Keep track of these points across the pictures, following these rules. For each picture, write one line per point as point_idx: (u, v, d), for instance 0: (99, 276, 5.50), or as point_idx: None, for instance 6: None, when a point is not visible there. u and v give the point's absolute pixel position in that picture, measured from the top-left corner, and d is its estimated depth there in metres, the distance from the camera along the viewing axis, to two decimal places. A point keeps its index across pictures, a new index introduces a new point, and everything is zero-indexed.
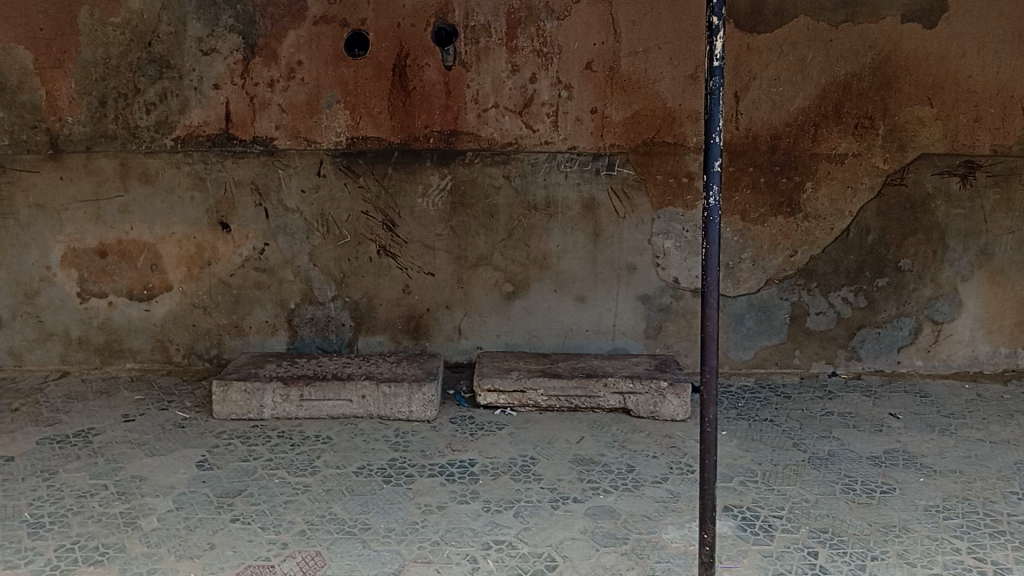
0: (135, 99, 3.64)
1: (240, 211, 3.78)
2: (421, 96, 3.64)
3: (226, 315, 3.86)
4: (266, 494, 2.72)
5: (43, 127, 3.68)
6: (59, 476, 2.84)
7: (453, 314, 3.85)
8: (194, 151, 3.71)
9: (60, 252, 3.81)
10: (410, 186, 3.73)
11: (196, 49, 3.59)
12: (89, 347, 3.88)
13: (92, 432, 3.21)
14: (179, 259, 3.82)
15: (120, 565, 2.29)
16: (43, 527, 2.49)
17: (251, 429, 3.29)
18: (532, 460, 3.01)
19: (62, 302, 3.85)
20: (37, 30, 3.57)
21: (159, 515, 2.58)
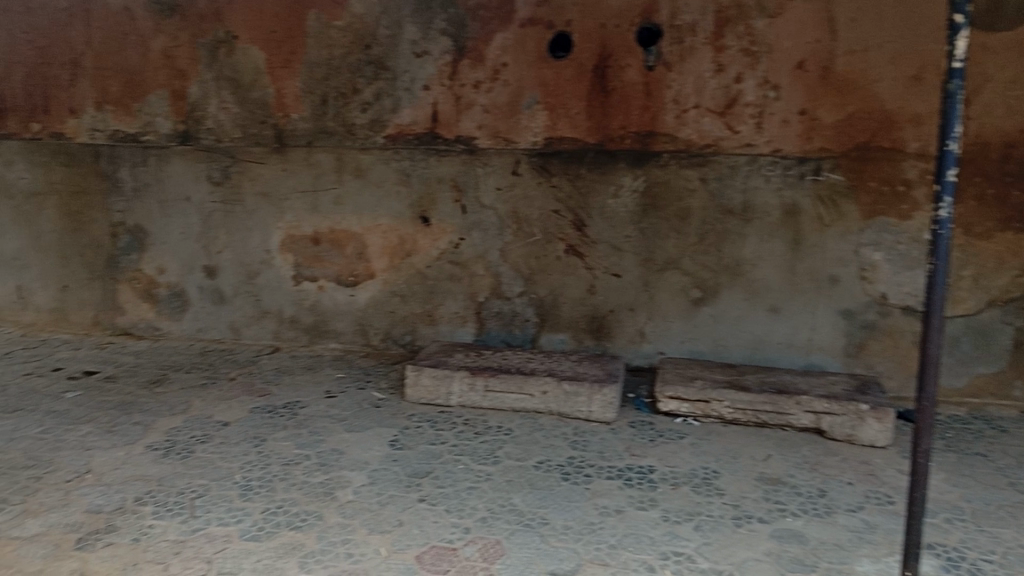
0: (353, 98, 3.92)
1: (439, 206, 3.95)
2: (621, 96, 3.62)
3: (420, 305, 4.06)
4: (451, 479, 2.83)
5: (271, 122, 4.04)
6: (267, 444, 3.11)
7: (637, 317, 3.81)
8: (402, 148, 3.94)
9: (280, 238, 4.17)
10: (603, 187, 3.74)
11: (410, 51, 3.80)
12: (298, 326, 4.23)
13: (298, 405, 3.50)
14: (382, 248, 4.06)
15: (318, 531, 2.47)
16: (253, 489, 2.74)
17: (439, 414, 3.43)
18: (715, 473, 2.91)
19: (278, 283, 4.21)
20: (270, 33, 3.92)
21: (354, 488, 2.76)
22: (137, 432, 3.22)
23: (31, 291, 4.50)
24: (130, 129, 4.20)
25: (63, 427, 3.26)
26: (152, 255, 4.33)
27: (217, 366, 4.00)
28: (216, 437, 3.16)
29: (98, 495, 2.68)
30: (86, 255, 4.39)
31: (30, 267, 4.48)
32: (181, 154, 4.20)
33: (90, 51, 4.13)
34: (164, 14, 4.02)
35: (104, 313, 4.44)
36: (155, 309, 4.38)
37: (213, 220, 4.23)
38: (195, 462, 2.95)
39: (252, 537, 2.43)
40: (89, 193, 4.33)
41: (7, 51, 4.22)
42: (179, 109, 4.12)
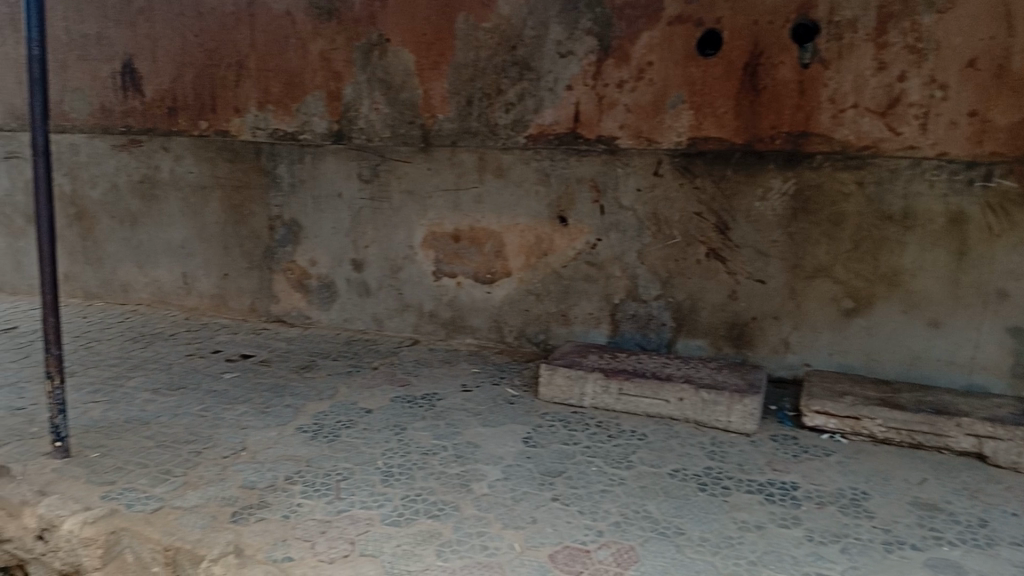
0: (497, 99, 3.98)
1: (578, 206, 3.95)
2: (772, 95, 3.49)
3: (555, 304, 4.07)
4: (584, 480, 2.82)
5: (419, 123, 4.18)
6: (407, 433, 3.22)
7: (781, 326, 3.66)
8: (543, 148, 3.96)
9: (423, 234, 4.30)
10: (749, 189, 3.61)
11: (555, 51, 3.81)
12: (437, 320, 4.35)
13: (436, 397, 3.60)
14: (520, 247, 4.10)
15: (454, 522, 2.52)
16: (394, 476, 2.84)
17: (572, 415, 3.43)
18: (863, 494, 2.75)
19: (419, 278, 4.35)
20: (421, 35, 4.05)
21: (489, 482, 2.80)
22: (288, 414, 3.41)
23: (196, 278, 4.86)
24: (288, 128, 4.45)
25: (221, 406, 3.50)
26: (304, 247, 4.57)
27: (361, 355, 4.18)
28: (360, 423, 3.30)
29: (252, 472, 2.86)
30: (245, 246, 4.70)
31: (195, 256, 4.84)
32: (334, 152, 4.40)
33: (254, 54, 4.40)
34: (323, 18, 4.22)
35: (259, 301, 4.74)
36: (305, 298, 4.63)
37: (361, 216, 4.41)
38: (340, 445, 3.09)
39: (392, 522, 2.51)
40: (250, 187, 4.62)
41: (182, 53, 4.57)
42: (334, 109, 4.32)
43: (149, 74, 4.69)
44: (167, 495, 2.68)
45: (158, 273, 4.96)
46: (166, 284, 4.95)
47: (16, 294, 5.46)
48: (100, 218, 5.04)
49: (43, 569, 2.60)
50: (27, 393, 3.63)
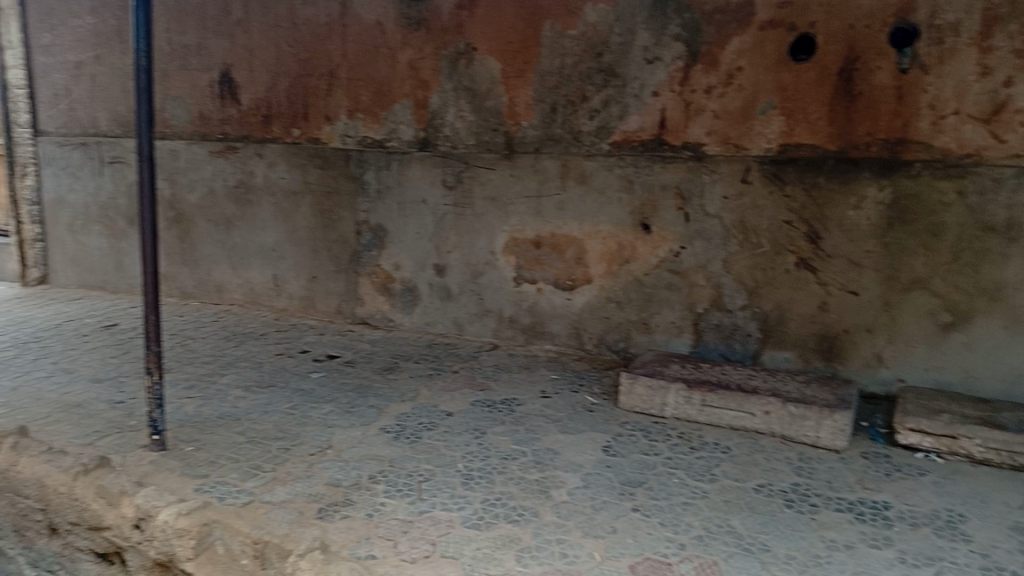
0: (582, 106, 3.98)
1: (662, 213, 3.90)
2: (867, 101, 3.37)
3: (637, 312, 4.03)
4: (665, 492, 2.79)
5: (503, 130, 4.21)
6: (487, 437, 3.24)
7: (874, 339, 3.53)
8: (628, 155, 3.94)
9: (504, 240, 4.33)
10: (843, 198, 3.50)
11: (642, 57, 3.79)
12: (517, 326, 4.37)
13: (516, 403, 3.61)
14: (602, 254, 4.09)
15: (534, 528, 2.53)
16: (474, 479, 2.86)
17: (653, 425, 3.39)
18: (961, 517, 2.62)
19: (500, 283, 4.38)
20: (507, 43, 4.09)
21: (569, 489, 2.80)
22: (371, 414, 3.48)
23: (286, 280, 5.03)
24: (376, 135, 4.56)
25: (307, 404, 3.60)
26: (389, 252, 4.67)
27: (442, 358, 4.24)
28: (441, 426, 3.34)
29: (337, 470, 2.94)
30: (333, 250, 4.83)
31: (285, 258, 5.00)
32: (420, 159, 4.47)
33: (345, 64, 4.54)
34: (411, 27, 4.31)
35: (345, 303, 4.87)
36: (389, 301, 4.72)
37: (445, 222, 4.47)
38: (422, 447, 3.14)
39: (473, 525, 2.53)
40: (338, 193, 4.75)
41: (276, 63, 4.75)
42: (421, 117, 4.41)
43: (245, 83, 4.88)
44: (256, 490, 2.78)
45: (250, 274, 5.15)
46: (257, 285, 5.14)
47: (118, 292, 5.76)
48: (197, 221, 5.27)
49: (140, 556, 2.73)
50: (128, 388, 3.82)
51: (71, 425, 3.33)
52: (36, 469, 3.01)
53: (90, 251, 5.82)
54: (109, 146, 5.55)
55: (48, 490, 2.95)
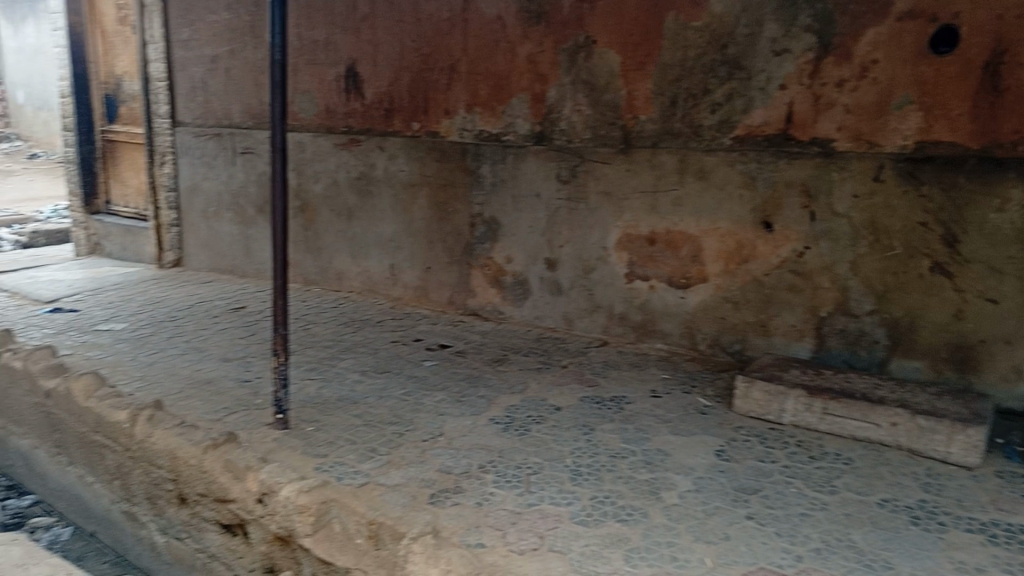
0: (704, 99, 3.88)
1: (786, 212, 3.76)
2: (1017, 96, 3.13)
3: (754, 314, 3.91)
4: (781, 501, 2.69)
5: (620, 124, 4.16)
6: (596, 434, 3.22)
7: (1015, 352, 3.29)
8: (750, 150, 3.81)
9: (617, 236, 4.28)
10: (985, 199, 3.27)
11: (769, 49, 3.65)
12: (628, 323, 4.32)
13: (625, 401, 3.57)
14: (719, 252, 3.98)
15: (644, 529, 2.49)
16: (583, 475, 2.85)
17: (769, 431, 3.27)
18: None
19: (612, 279, 4.33)
20: (628, 36, 4.03)
21: (680, 492, 2.74)
22: (481, 405, 3.52)
23: (401, 270, 5.16)
24: (493, 129, 4.60)
25: (420, 392, 3.69)
26: (501, 245, 4.71)
27: (551, 353, 4.24)
28: (550, 420, 3.35)
29: (449, 457, 2.99)
30: (448, 242, 4.92)
31: (402, 249, 5.13)
32: (535, 153, 4.48)
33: (465, 58, 4.60)
34: (531, 21, 4.32)
35: (457, 294, 4.95)
36: (500, 294, 4.77)
37: (557, 216, 4.46)
38: (531, 440, 3.15)
39: (581, 521, 2.52)
40: (454, 186, 4.83)
41: (399, 58, 4.87)
42: (538, 111, 4.42)
43: (369, 77, 5.04)
44: (371, 472, 2.86)
45: (368, 263, 5.32)
46: (374, 274, 5.30)
47: (246, 276, 6.08)
48: (319, 211, 5.47)
49: (260, 529, 2.87)
50: (253, 368, 4.02)
51: (202, 401, 3.54)
52: (170, 441, 3.21)
53: (220, 237, 6.15)
54: (240, 138, 5.85)
55: (180, 462, 3.14)
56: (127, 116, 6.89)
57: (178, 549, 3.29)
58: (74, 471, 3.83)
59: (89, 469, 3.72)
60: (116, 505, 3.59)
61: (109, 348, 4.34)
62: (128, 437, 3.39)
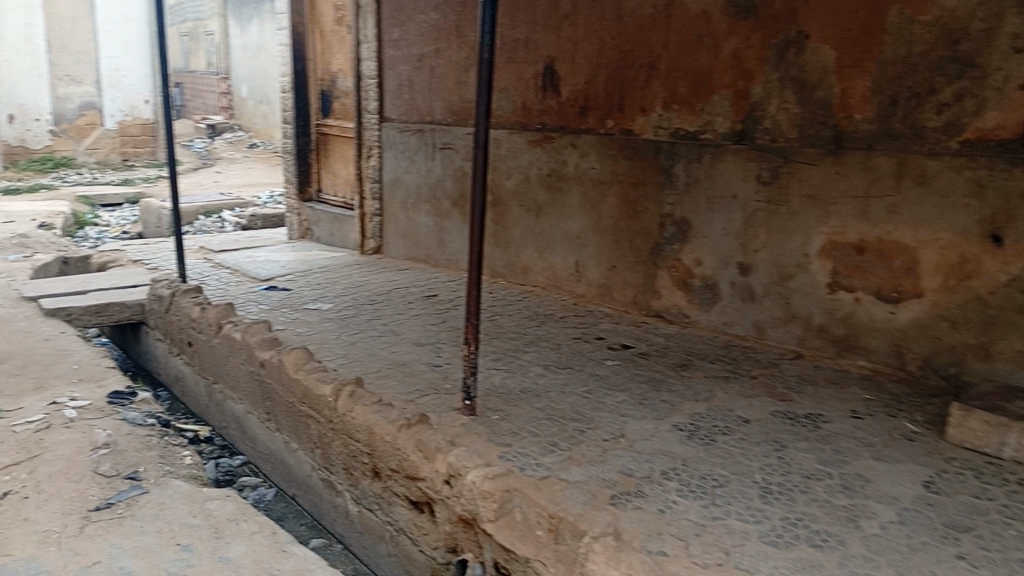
0: (928, 99, 3.57)
1: (1019, 224, 3.36)
2: None
3: (974, 336, 3.55)
4: (999, 543, 2.41)
5: (830, 124, 3.92)
6: (788, 451, 3.05)
7: None
8: (980, 155, 3.44)
9: (821, 243, 4.02)
10: None
11: (1009, 45, 3.29)
12: (826, 336, 4.07)
13: (821, 419, 3.36)
14: (937, 266, 3.64)
15: (839, 557, 2.33)
16: (773, 494, 2.71)
17: (986, 465, 2.95)
18: None
19: (812, 289, 4.09)
20: (844, 31, 3.78)
21: (881, 522, 2.53)
22: (665, 409, 3.45)
23: (587, 267, 5.17)
24: (691, 127, 4.49)
25: (603, 390, 3.67)
26: (692, 247, 4.58)
27: (739, 362, 4.07)
28: (738, 432, 3.21)
29: (630, 460, 2.95)
30: (635, 241, 4.86)
31: (589, 246, 5.13)
32: (735, 152, 4.31)
33: (667, 55, 4.53)
34: (739, 16, 4.17)
35: (642, 295, 4.88)
36: (687, 297, 4.65)
37: (755, 219, 4.27)
38: (717, 451, 3.04)
39: (770, 541, 2.40)
40: (646, 184, 4.75)
41: (598, 54, 4.88)
42: (740, 109, 4.26)
43: (567, 75, 5.08)
44: (554, 466, 2.90)
45: (554, 259, 5.37)
46: (559, 270, 5.35)
47: (438, 266, 6.36)
48: (510, 206, 5.59)
49: (446, 510, 2.98)
50: (443, 353, 4.19)
51: (397, 382, 3.74)
52: (368, 417, 3.42)
53: (417, 227, 6.47)
54: (440, 133, 6.10)
55: (376, 437, 3.33)
56: (339, 110, 7.42)
57: (368, 520, 3.49)
58: (281, 437, 4.17)
59: (294, 436, 4.04)
60: (316, 473, 3.88)
61: (315, 326, 4.69)
62: (331, 409, 3.64)
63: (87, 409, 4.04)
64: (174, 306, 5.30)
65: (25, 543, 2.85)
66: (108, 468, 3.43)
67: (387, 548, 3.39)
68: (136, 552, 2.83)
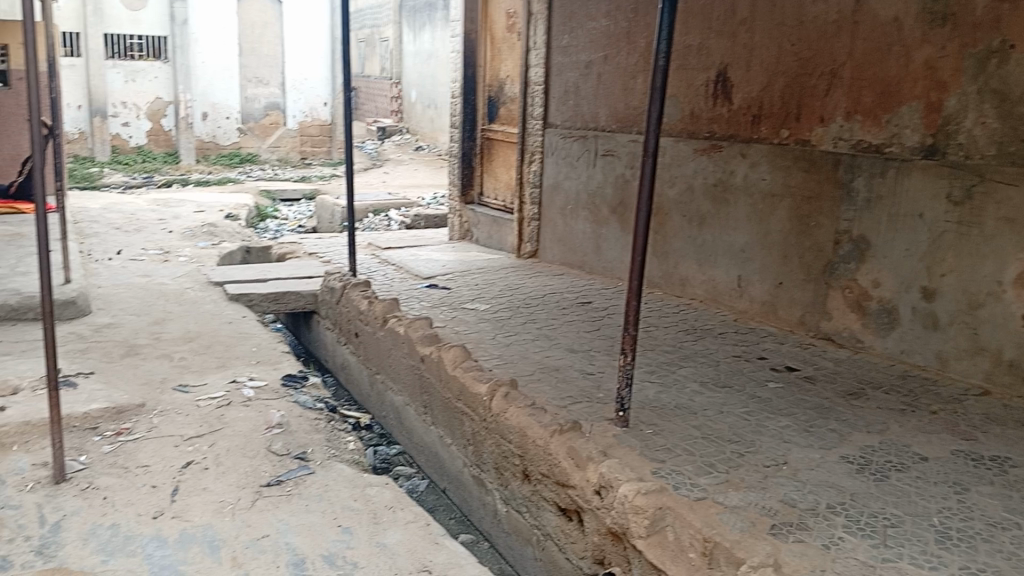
0: None
1: None
2: None
3: None
4: None
5: None
6: (970, 495, 2.78)
7: None
8: None
9: (1018, 270, 3.65)
10: None
11: None
12: (1019, 372, 3.68)
13: (1010, 463, 3.04)
14: None
15: None
16: (951, 540, 2.48)
17: None
18: None
19: (1006, 320, 3.71)
20: None
21: None
22: (832, 439, 3.24)
23: (751, 282, 4.97)
24: (874, 140, 4.21)
25: (764, 413, 3.51)
26: (869, 267, 4.29)
27: (918, 394, 3.76)
28: (913, 470, 2.97)
29: (793, 489, 2.80)
30: (806, 257, 4.62)
31: (754, 261, 4.93)
32: (923, 168, 4.00)
33: (851, 63, 4.27)
34: (935, 23, 3.87)
35: (810, 315, 4.63)
36: (860, 320, 4.36)
37: (942, 241, 3.94)
38: (890, 488, 2.82)
39: None
40: (821, 199, 4.50)
41: (776, 62, 4.68)
42: (931, 122, 3.94)
43: (740, 83, 4.91)
44: (709, 488, 2.81)
45: (715, 272, 5.20)
46: (721, 284, 5.17)
47: (593, 273, 6.33)
48: (672, 216, 5.47)
49: (595, 520, 2.95)
50: (596, 362, 4.17)
51: (550, 388, 3.76)
52: (521, 419, 3.46)
53: (575, 233, 6.48)
54: (603, 139, 6.07)
55: (528, 440, 3.36)
56: (504, 116, 7.57)
57: (517, 521, 3.53)
58: (436, 431, 4.30)
59: (448, 431, 4.15)
60: (467, 469, 3.97)
61: (473, 326, 4.81)
62: (485, 409, 3.71)
63: (263, 389, 4.35)
64: (344, 299, 5.59)
65: (203, 511, 3.10)
66: (280, 447, 3.67)
67: (533, 551, 3.41)
68: (301, 530, 3.01)
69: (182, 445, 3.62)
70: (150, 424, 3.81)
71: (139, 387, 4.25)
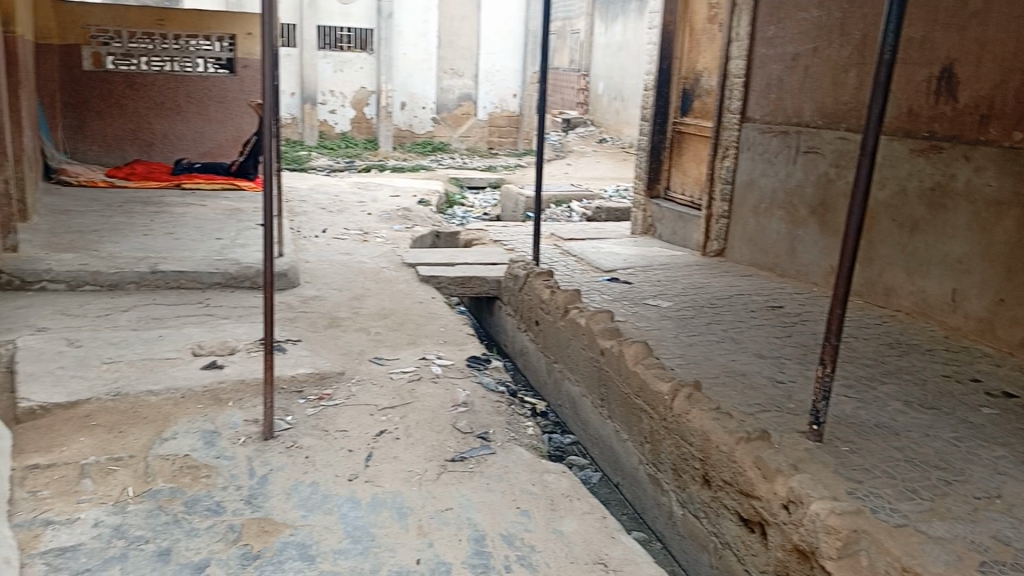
0: None
1: None
2: None
3: None
4: None
5: None
6: None
7: None
8: None
9: None
10: None
11: None
12: None
13: None
14: None
15: None
16: None
17: None
18: None
19: None
20: None
21: None
22: None
23: (966, 297, 4.51)
24: None
25: (977, 441, 3.18)
26: None
27: None
28: None
29: (1008, 526, 2.53)
30: None
31: (972, 274, 4.48)
32: None
33: None
34: None
35: None
36: None
37: None
38: None
39: None
40: None
41: (1012, 58, 4.21)
42: None
43: (968, 79, 4.47)
44: (911, 515, 2.59)
45: (926, 284, 4.78)
46: (931, 297, 4.74)
47: (786, 276, 6.03)
48: (879, 219, 5.08)
49: (780, 536, 2.81)
50: (787, 370, 3.97)
51: (737, 394, 3.63)
52: (705, 422, 3.36)
53: (768, 233, 6.20)
54: (806, 136, 5.75)
55: (711, 445, 3.26)
56: (699, 108, 7.36)
57: (693, 526, 3.45)
58: (613, 425, 4.29)
59: (625, 427, 4.12)
60: (642, 466, 3.93)
61: (655, 323, 4.74)
62: (666, 408, 3.64)
63: (450, 368, 4.55)
64: (527, 287, 5.70)
65: (393, 479, 3.29)
66: (464, 425, 3.81)
67: (709, 558, 3.32)
68: (482, 507, 3.11)
69: (377, 415, 3.86)
70: (349, 392, 4.10)
71: (340, 356, 4.57)
